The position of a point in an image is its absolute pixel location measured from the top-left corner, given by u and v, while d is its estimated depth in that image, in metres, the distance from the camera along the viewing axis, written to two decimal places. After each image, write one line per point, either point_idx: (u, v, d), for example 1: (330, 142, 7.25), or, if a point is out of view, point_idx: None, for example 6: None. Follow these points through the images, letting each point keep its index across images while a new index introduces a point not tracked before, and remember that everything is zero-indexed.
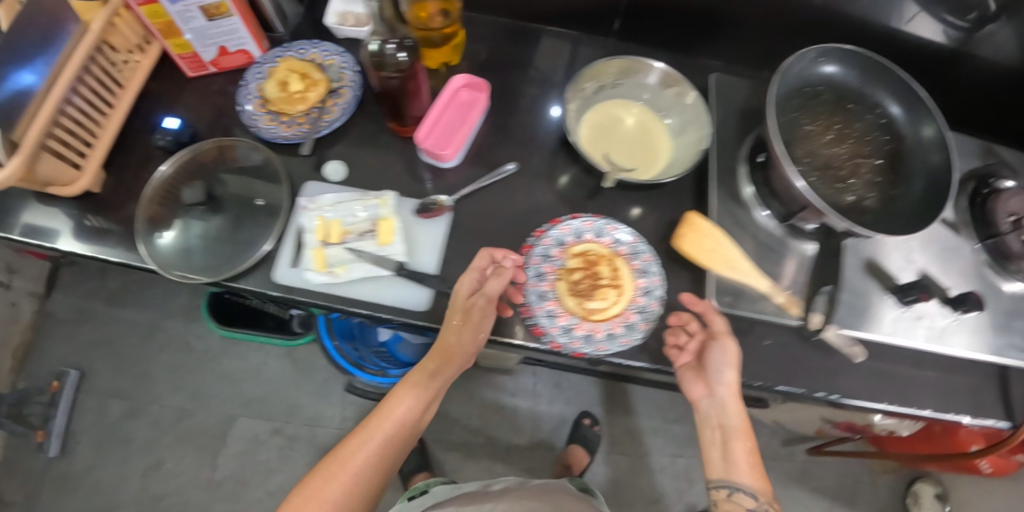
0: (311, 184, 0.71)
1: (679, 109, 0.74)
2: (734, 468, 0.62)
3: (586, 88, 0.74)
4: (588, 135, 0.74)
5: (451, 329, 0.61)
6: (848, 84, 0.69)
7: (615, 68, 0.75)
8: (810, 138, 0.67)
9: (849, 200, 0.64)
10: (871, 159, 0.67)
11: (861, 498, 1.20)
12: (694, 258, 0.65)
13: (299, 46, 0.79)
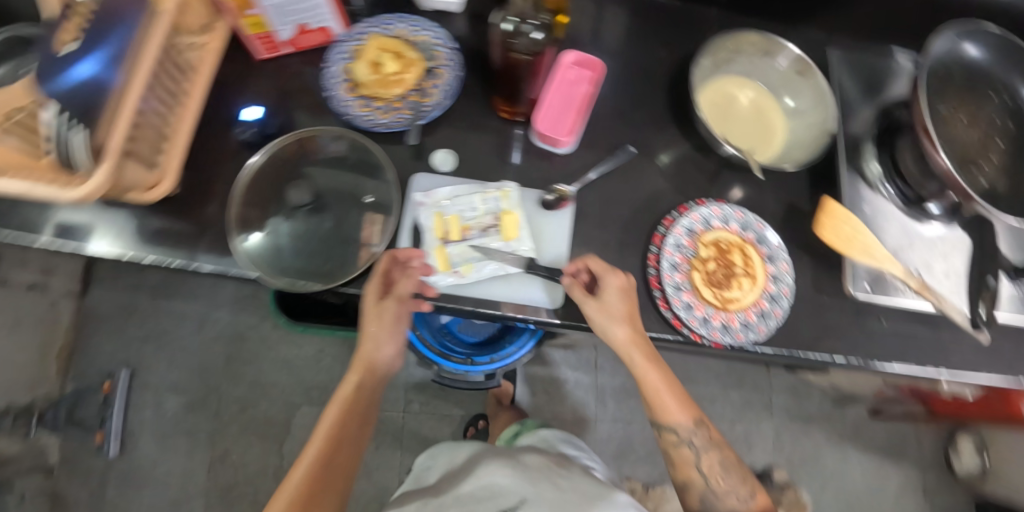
0: (423, 177, 0.66)
1: (800, 88, 0.71)
2: (663, 413, 0.64)
3: (703, 65, 0.71)
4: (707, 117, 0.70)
5: (369, 334, 0.62)
6: (980, 66, 0.66)
7: (733, 43, 0.70)
8: (946, 122, 0.64)
9: (984, 186, 0.62)
10: (1003, 144, 0.65)
11: (907, 453, 1.26)
12: (834, 246, 0.63)
13: (384, 20, 0.73)
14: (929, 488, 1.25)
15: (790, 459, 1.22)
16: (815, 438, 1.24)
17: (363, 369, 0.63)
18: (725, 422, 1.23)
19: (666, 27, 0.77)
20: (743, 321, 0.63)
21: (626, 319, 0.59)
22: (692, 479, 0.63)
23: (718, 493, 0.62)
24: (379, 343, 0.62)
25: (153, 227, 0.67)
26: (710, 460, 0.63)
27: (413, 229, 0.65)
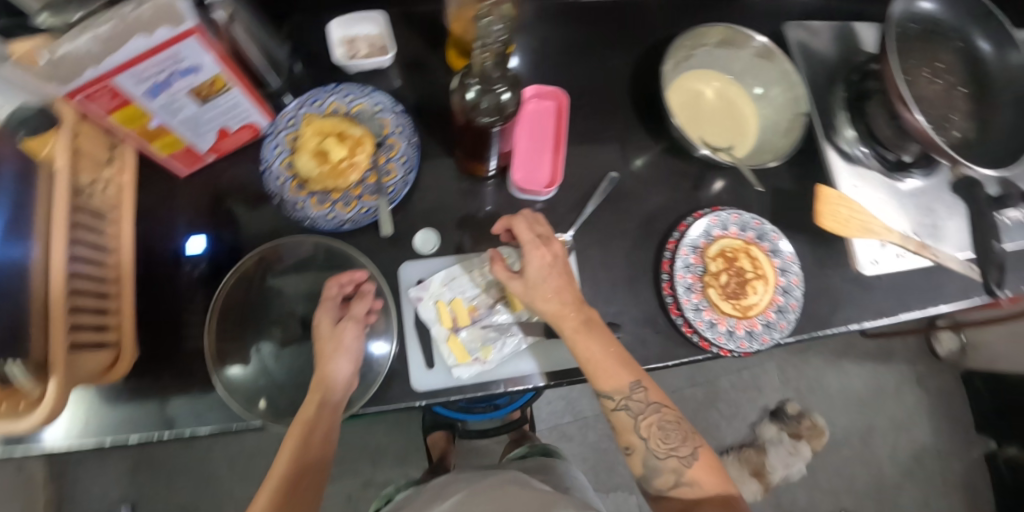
0: (410, 268, 0.61)
1: (763, 69, 0.69)
2: (601, 378, 0.54)
3: (667, 69, 0.67)
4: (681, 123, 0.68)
5: (326, 356, 0.54)
6: (935, 18, 0.68)
7: (691, 39, 0.67)
8: (912, 83, 0.66)
9: (957, 136, 0.66)
10: (965, 89, 0.68)
11: (896, 353, 1.36)
12: (841, 233, 0.63)
13: (312, 97, 0.65)
14: (921, 377, 1.35)
15: (797, 389, 1.29)
16: (814, 363, 1.31)
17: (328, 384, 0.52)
18: (733, 374, 1.28)
19: (613, 28, 0.72)
20: (766, 322, 0.63)
21: (555, 293, 0.55)
22: (633, 444, 0.55)
23: (665, 457, 0.53)
24: (343, 354, 0.54)
25: (125, 397, 0.59)
26: (649, 422, 0.54)
27: (417, 325, 0.60)
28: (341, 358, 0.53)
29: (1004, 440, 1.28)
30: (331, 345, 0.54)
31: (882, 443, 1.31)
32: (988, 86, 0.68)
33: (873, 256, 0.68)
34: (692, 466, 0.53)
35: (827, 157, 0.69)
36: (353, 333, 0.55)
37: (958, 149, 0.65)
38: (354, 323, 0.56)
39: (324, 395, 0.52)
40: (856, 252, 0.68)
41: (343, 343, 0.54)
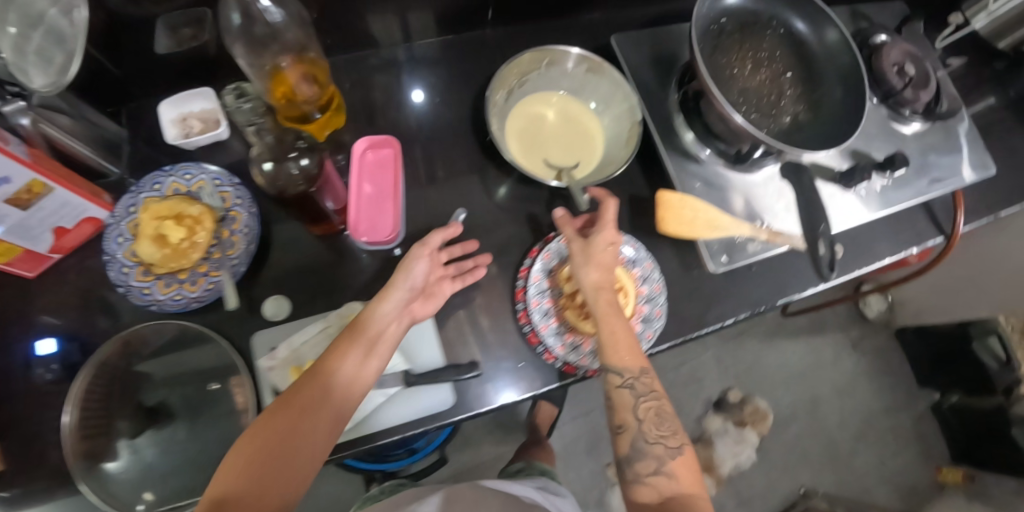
0: (261, 338, 0.61)
1: (597, 84, 0.70)
2: (616, 349, 0.57)
3: (496, 101, 0.68)
4: (520, 150, 0.68)
5: (382, 295, 0.56)
6: (744, 9, 0.68)
7: (514, 67, 0.67)
8: (736, 78, 0.66)
9: (788, 121, 0.66)
10: (791, 73, 0.68)
11: (828, 323, 1.42)
12: (684, 236, 0.62)
13: (150, 181, 0.65)
14: (856, 343, 1.41)
15: (736, 376, 1.33)
16: (750, 346, 1.36)
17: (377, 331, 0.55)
18: (671, 372, 1.31)
19: (452, 71, 0.75)
20: None
21: (602, 268, 0.60)
22: (627, 423, 0.57)
23: (653, 442, 0.55)
24: (390, 299, 0.56)
25: None
26: (648, 407, 0.57)
27: (274, 395, 0.59)
28: (391, 302, 0.57)
29: (947, 388, 1.35)
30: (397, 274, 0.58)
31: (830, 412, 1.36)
32: (813, 67, 0.69)
33: (722, 252, 0.64)
34: (675, 457, 0.55)
35: (669, 160, 0.68)
36: (408, 285, 0.58)
37: (790, 134, 0.66)
38: (422, 258, 0.59)
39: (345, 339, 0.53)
40: (705, 253, 0.64)
41: (405, 265, 0.58)
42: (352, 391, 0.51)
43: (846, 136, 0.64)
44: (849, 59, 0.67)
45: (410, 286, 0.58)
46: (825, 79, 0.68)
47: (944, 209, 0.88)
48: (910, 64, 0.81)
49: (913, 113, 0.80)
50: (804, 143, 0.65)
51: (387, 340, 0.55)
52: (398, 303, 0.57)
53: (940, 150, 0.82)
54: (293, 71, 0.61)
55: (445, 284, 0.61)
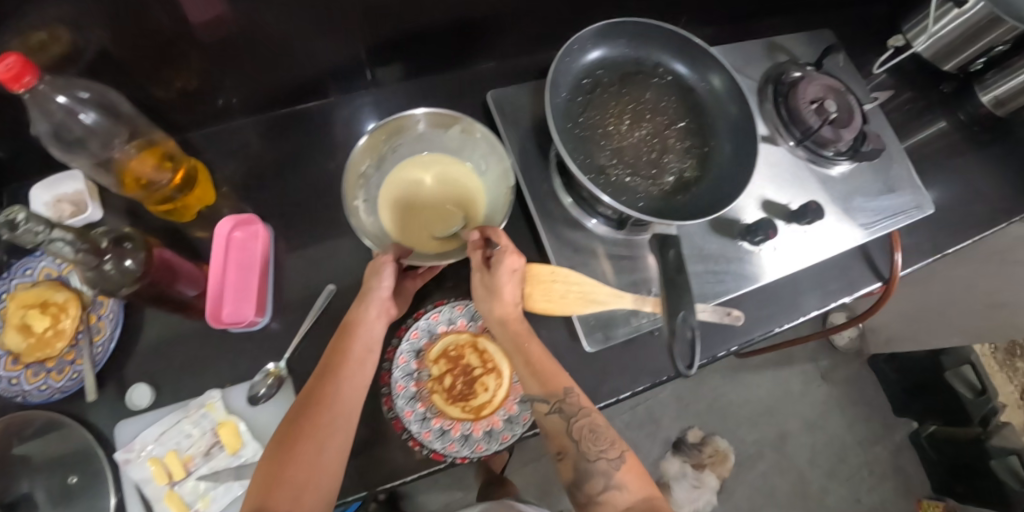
0: (123, 429, 0.60)
1: (477, 143, 0.67)
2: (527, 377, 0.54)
3: (365, 172, 0.66)
4: (392, 224, 0.65)
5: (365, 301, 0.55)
6: (618, 59, 0.63)
7: (383, 133, 0.65)
8: (609, 136, 0.60)
9: (671, 180, 0.60)
10: (679, 126, 0.63)
11: (796, 356, 1.42)
12: (554, 313, 0.58)
13: (22, 266, 0.64)
14: (826, 373, 1.41)
15: (696, 413, 1.33)
16: (710, 383, 1.36)
17: (357, 369, 0.53)
18: (625, 413, 1.31)
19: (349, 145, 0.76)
20: (505, 418, 0.59)
21: (506, 299, 0.56)
22: (566, 449, 0.53)
23: (595, 458, 0.52)
24: (368, 326, 0.55)
25: None
26: (582, 425, 0.53)
27: (135, 488, 0.58)
28: (358, 349, 0.54)
29: (923, 418, 1.34)
30: (375, 277, 0.56)
31: (799, 447, 1.36)
32: (704, 117, 0.63)
33: (601, 329, 0.60)
34: (620, 467, 0.52)
35: (543, 229, 0.63)
36: (386, 289, 0.56)
37: (674, 195, 0.59)
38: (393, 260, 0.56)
39: (354, 332, 0.54)
40: (581, 331, 0.59)
41: (381, 266, 0.56)
42: (332, 438, 0.49)
43: (733, 194, 0.58)
44: (735, 108, 0.62)
45: (381, 315, 0.56)
46: (716, 132, 0.62)
47: (882, 251, 0.81)
48: (831, 101, 0.74)
49: (837, 156, 0.75)
50: (690, 205, 0.59)
51: (358, 348, 0.53)
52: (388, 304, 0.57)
53: (861, 197, 0.77)
54: (138, 161, 0.59)
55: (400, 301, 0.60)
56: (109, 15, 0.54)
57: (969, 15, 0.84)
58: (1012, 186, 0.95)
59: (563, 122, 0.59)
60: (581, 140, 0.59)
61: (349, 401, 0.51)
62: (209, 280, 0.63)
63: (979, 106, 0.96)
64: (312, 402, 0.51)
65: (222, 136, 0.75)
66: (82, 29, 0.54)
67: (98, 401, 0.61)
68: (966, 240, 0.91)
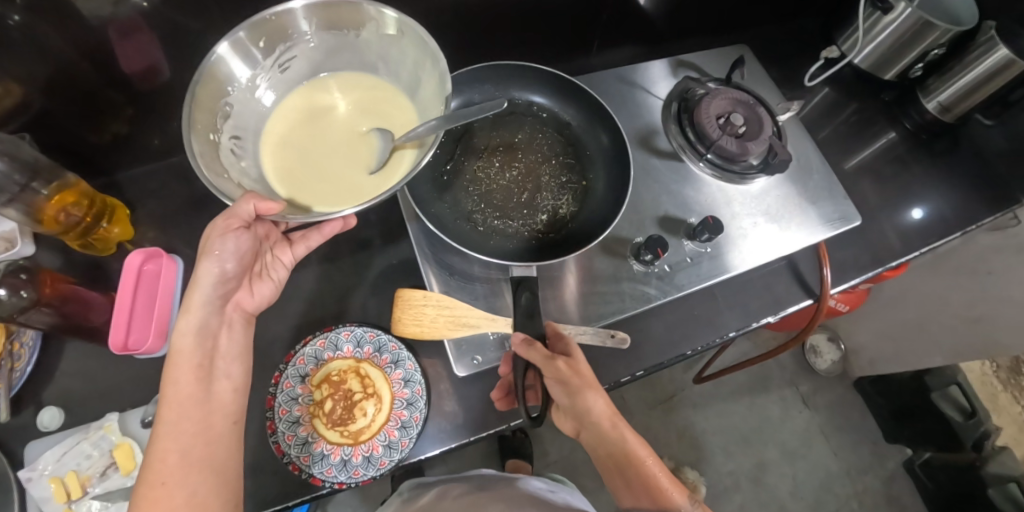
0: (30, 449, 0.63)
1: (400, 52, 0.59)
2: (637, 497, 0.53)
3: (233, 95, 0.56)
4: (274, 161, 0.57)
5: (196, 289, 0.53)
6: (482, 101, 0.69)
7: (262, 38, 0.56)
8: (480, 179, 0.66)
9: (545, 218, 0.65)
10: (554, 163, 0.69)
11: (773, 378, 1.38)
12: (420, 336, 0.59)
13: None
14: (807, 398, 1.37)
15: (668, 444, 1.29)
16: (681, 412, 1.33)
17: (180, 396, 0.51)
18: None
19: None
20: (385, 443, 0.60)
21: (597, 394, 0.55)
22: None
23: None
24: (188, 337, 0.52)
25: None
26: None
27: (36, 505, 0.62)
28: (182, 370, 0.52)
29: (915, 445, 1.26)
30: (203, 259, 0.52)
31: (779, 478, 1.29)
32: (580, 153, 0.70)
33: (474, 353, 0.60)
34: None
35: (426, 259, 0.64)
36: (213, 275, 0.53)
37: (546, 233, 0.65)
38: (232, 231, 0.51)
39: (191, 333, 0.52)
40: (453, 355, 0.60)
41: (211, 246, 0.52)
42: (179, 476, 0.49)
43: (609, 221, 0.64)
44: (608, 139, 0.69)
45: (204, 317, 0.53)
46: (592, 165, 0.69)
47: (812, 267, 0.78)
48: (738, 114, 0.73)
49: (749, 170, 0.73)
50: (567, 237, 0.65)
51: (203, 348, 0.53)
52: (229, 286, 0.55)
53: (778, 213, 0.74)
54: (49, 205, 0.64)
55: (258, 283, 0.59)
56: (47, 79, 0.62)
57: (896, 25, 0.82)
58: (965, 193, 0.90)
59: (435, 172, 0.65)
60: (454, 188, 0.65)
61: (180, 431, 0.50)
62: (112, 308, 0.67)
63: (925, 113, 0.92)
64: (149, 444, 0.49)
65: (158, 175, 0.81)
66: (28, 86, 0.61)
67: (12, 426, 0.65)
68: (918, 248, 0.85)
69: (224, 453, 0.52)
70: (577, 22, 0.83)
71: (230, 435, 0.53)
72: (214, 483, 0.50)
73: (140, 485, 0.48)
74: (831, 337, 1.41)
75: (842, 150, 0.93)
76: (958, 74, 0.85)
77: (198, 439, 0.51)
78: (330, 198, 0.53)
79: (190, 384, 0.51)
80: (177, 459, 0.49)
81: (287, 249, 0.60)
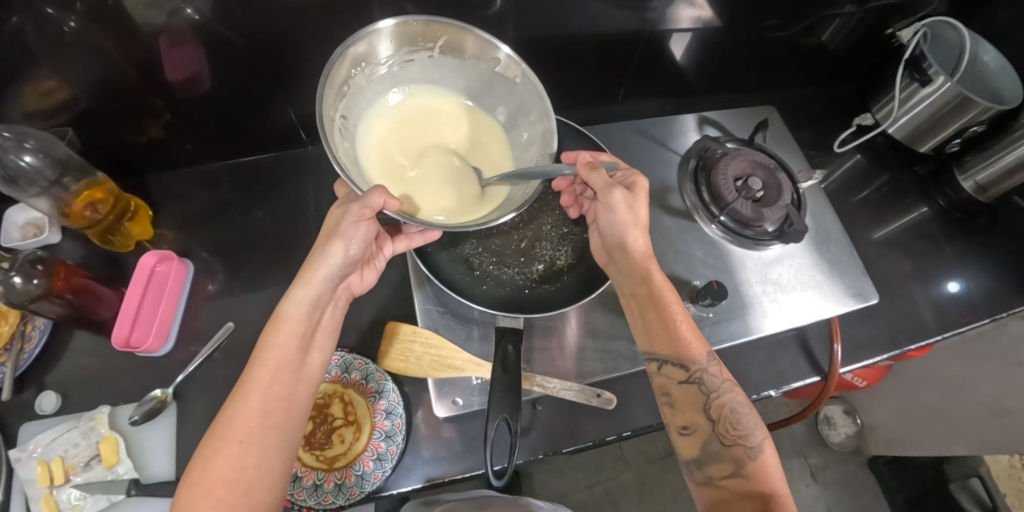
0: (23, 432, 0.65)
1: (512, 91, 0.64)
2: (657, 334, 0.58)
3: (354, 78, 0.58)
4: (372, 152, 0.61)
5: (314, 263, 0.53)
6: None
7: (396, 38, 0.58)
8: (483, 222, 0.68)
9: (542, 268, 0.66)
10: (559, 214, 0.70)
11: (780, 445, 1.32)
12: (404, 373, 0.62)
13: None
14: (816, 471, 1.30)
15: (660, 503, 1.25)
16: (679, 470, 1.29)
17: (280, 359, 0.50)
18: (581, 491, 1.25)
19: (287, 195, 0.85)
20: (359, 473, 0.59)
21: (642, 222, 0.60)
22: (697, 423, 0.56)
23: (730, 444, 0.53)
24: (302, 307, 0.53)
25: None
26: (720, 404, 0.55)
27: (20, 487, 0.63)
28: (286, 335, 0.51)
29: None
30: (334, 239, 0.53)
31: None
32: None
33: (455, 395, 0.62)
34: (755, 459, 0.52)
35: (426, 296, 0.67)
36: (338, 257, 0.53)
37: (541, 283, 0.65)
38: (366, 219, 0.52)
39: (302, 297, 0.53)
40: (436, 395, 0.61)
41: (345, 230, 0.52)
42: (254, 439, 0.47)
43: (601, 282, 0.64)
44: None
45: (320, 292, 0.54)
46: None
47: (822, 341, 0.75)
48: (756, 178, 0.71)
49: (762, 236, 0.72)
50: (563, 290, 0.65)
51: (308, 318, 0.53)
52: (348, 266, 0.55)
53: (789, 283, 0.72)
54: (76, 202, 0.68)
55: (368, 270, 0.61)
56: (93, 85, 0.66)
57: (933, 98, 0.79)
58: (999, 278, 0.85)
59: None
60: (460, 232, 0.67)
61: (268, 393, 0.49)
62: (120, 305, 0.71)
63: (960, 191, 0.88)
64: (236, 396, 0.48)
65: (187, 178, 0.84)
66: (75, 88, 0.65)
67: (13, 408, 0.67)
68: (943, 331, 0.80)
69: (297, 424, 0.50)
70: (605, 72, 0.85)
71: (302, 413, 0.51)
72: (282, 452, 0.48)
73: (216, 437, 0.47)
74: (847, 410, 1.35)
75: (870, 221, 0.90)
76: (997, 157, 0.81)
77: (281, 403, 0.49)
78: (426, 204, 0.59)
79: (291, 350, 0.51)
80: (259, 420, 0.48)
81: (389, 241, 0.62)
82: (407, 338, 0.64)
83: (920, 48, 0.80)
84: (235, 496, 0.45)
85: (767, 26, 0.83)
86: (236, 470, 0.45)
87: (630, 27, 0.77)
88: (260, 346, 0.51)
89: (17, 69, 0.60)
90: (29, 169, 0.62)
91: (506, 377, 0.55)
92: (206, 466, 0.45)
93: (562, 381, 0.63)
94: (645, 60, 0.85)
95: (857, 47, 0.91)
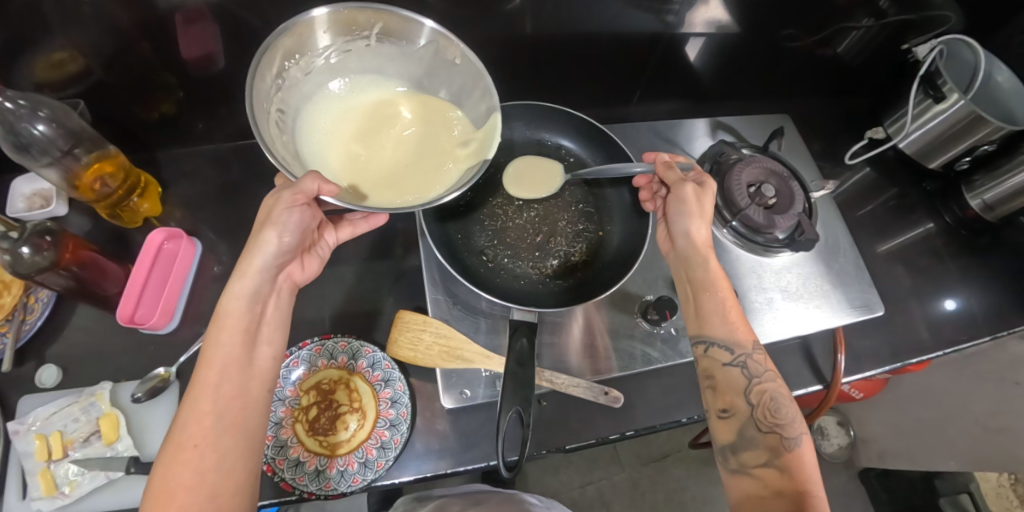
0: (23, 404, 0.64)
1: (454, 75, 0.62)
2: (708, 319, 0.58)
3: (287, 72, 0.56)
4: (314, 143, 0.58)
5: (250, 251, 0.53)
6: (509, 139, 0.74)
7: (329, 29, 0.56)
8: (497, 215, 0.68)
9: (555, 264, 0.66)
10: (574, 210, 0.70)
11: None
12: (414, 363, 0.62)
13: None
14: None
15: (652, 505, 1.26)
16: (672, 473, 1.30)
17: (227, 359, 0.50)
18: (575, 490, 1.25)
19: None
20: (362, 460, 0.59)
21: (706, 218, 0.61)
22: (736, 407, 0.54)
23: (767, 431, 0.52)
24: (241, 302, 0.52)
25: None
26: (761, 390, 0.53)
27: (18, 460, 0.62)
28: (229, 333, 0.51)
29: None
30: (267, 228, 0.53)
31: None
32: (599, 202, 0.71)
33: (463, 387, 0.62)
34: (791, 450, 0.51)
35: (435, 286, 0.67)
36: (272, 247, 0.53)
37: (553, 280, 0.65)
38: (299, 205, 0.52)
39: (241, 289, 0.52)
40: (444, 385, 0.62)
41: (277, 217, 0.53)
42: (211, 443, 0.46)
43: (603, 288, 0.64)
44: (630, 195, 0.72)
45: (258, 283, 0.53)
46: (610, 217, 0.71)
47: (826, 350, 0.75)
48: (770, 185, 0.71)
49: (772, 243, 0.72)
50: (570, 286, 0.65)
51: (248, 314, 0.52)
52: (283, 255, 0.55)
53: (797, 291, 0.73)
54: (86, 174, 0.67)
55: (308, 258, 0.60)
56: (108, 57, 0.65)
57: (947, 115, 0.79)
58: (1000, 297, 0.85)
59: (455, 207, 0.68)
60: (475, 223, 0.67)
61: (220, 392, 0.48)
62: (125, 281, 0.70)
63: (966, 208, 0.89)
64: (188, 399, 0.47)
65: (196, 157, 0.83)
66: (89, 60, 0.64)
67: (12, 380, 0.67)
68: (943, 347, 0.81)
69: (257, 422, 0.50)
70: (622, 73, 0.85)
71: (262, 409, 0.51)
72: (245, 451, 0.48)
73: (171, 444, 0.46)
74: (841, 422, 1.36)
75: (876, 234, 0.90)
76: (1006, 176, 0.82)
77: (235, 401, 0.49)
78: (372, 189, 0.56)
79: (236, 346, 0.50)
80: (213, 422, 0.47)
81: (331, 230, 0.63)
82: (418, 326, 0.63)
83: (936, 63, 0.80)
84: (199, 503, 0.44)
85: (784, 35, 0.83)
86: (198, 475, 0.45)
87: (649, 29, 0.77)
88: (206, 347, 0.50)
89: (34, 37, 0.59)
90: (41, 138, 0.62)
91: (514, 370, 0.55)
92: (167, 474, 0.44)
93: (567, 378, 0.63)
94: (662, 62, 0.84)
95: (870, 61, 0.92)
